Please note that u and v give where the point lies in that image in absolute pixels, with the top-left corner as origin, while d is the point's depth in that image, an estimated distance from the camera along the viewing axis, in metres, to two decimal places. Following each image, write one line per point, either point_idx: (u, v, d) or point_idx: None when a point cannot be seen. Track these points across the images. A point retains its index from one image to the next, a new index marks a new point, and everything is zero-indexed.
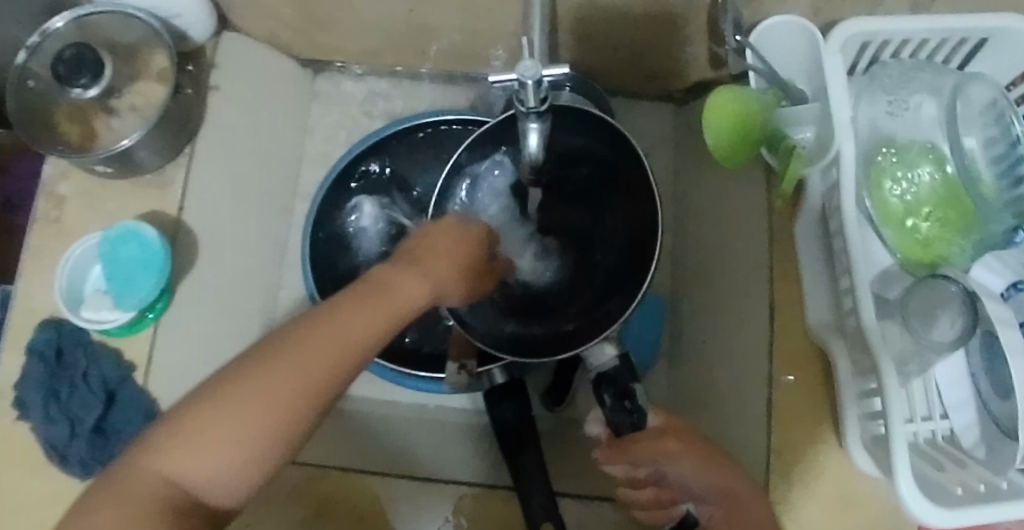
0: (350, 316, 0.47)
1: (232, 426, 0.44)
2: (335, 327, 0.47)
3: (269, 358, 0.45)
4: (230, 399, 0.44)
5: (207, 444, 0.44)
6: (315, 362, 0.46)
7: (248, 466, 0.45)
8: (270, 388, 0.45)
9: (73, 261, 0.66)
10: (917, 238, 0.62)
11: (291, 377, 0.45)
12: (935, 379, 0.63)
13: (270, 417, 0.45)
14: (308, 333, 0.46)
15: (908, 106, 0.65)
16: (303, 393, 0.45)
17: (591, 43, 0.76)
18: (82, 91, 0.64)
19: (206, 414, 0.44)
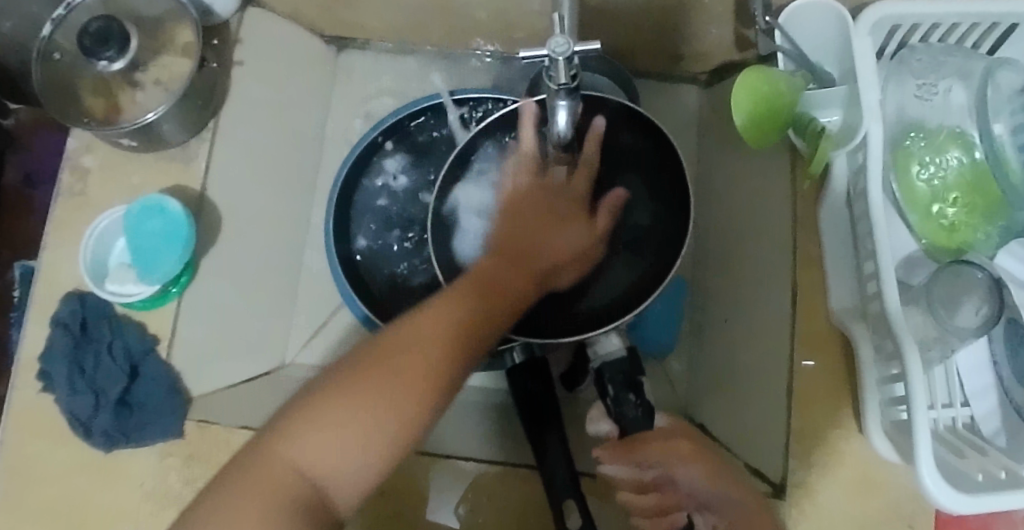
0: (447, 311, 0.54)
1: (360, 419, 0.49)
2: (441, 322, 0.53)
3: (385, 356, 0.51)
4: (345, 395, 0.50)
5: (328, 441, 0.49)
6: (429, 350, 0.52)
7: (369, 462, 0.50)
8: (390, 389, 0.50)
9: (98, 233, 0.66)
10: (943, 224, 0.62)
11: (408, 378, 0.51)
12: (956, 365, 0.62)
13: (396, 413, 0.50)
14: (421, 329, 0.52)
15: (937, 90, 0.64)
16: (422, 386, 0.51)
17: (617, 23, 0.76)
18: (108, 64, 0.65)
19: (331, 410, 0.49)
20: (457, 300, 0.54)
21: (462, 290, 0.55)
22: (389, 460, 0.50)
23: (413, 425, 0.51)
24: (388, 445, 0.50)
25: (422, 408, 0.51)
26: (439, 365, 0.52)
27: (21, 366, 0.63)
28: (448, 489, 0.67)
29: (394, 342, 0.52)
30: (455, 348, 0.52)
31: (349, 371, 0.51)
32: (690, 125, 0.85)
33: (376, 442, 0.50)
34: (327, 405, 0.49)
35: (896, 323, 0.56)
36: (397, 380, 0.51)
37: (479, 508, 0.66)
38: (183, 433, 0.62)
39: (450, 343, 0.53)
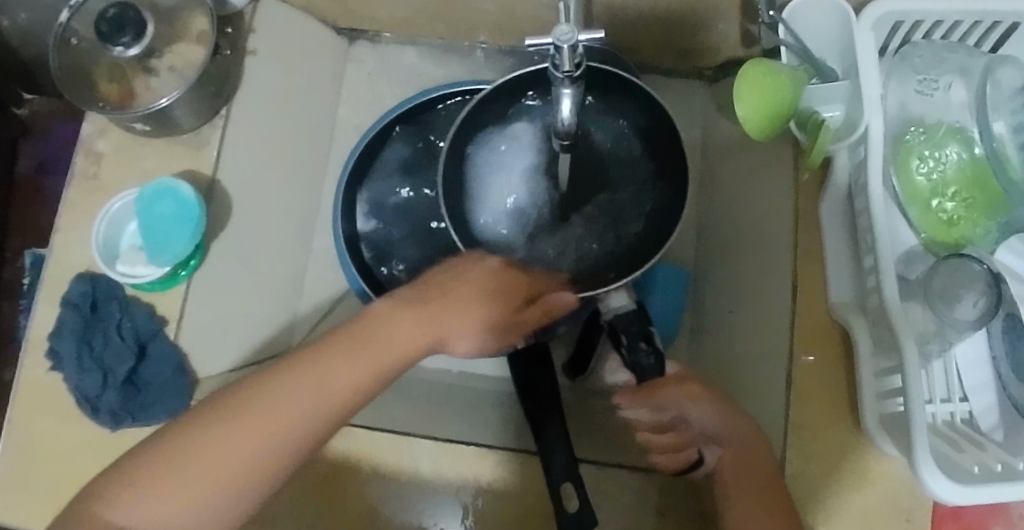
0: (333, 368, 0.52)
1: (200, 475, 0.48)
2: (358, 357, 0.53)
3: (269, 398, 0.50)
4: (184, 448, 0.49)
5: (165, 496, 0.48)
6: (303, 405, 0.51)
7: (209, 518, 0.49)
8: (269, 440, 0.50)
9: (111, 214, 0.67)
10: (942, 218, 0.62)
11: (280, 425, 0.50)
12: (955, 360, 0.62)
13: (270, 462, 0.50)
14: (323, 369, 0.52)
15: (938, 86, 0.65)
16: (278, 448, 0.50)
17: (625, 19, 0.77)
18: (124, 50, 0.66)
19: (200, 460, 0.49)
20: (347, 362, 0.52)
21: (396, 317, 0.55)
22: (235, 517, 0.50)
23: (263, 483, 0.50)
24: (229, 503, 0.49)
25: (296, 457, 0.51)
26: (328, 415, 0.51)
27: (31, 345, 0.65)
28: (453, 470, 0.66)
29: (287, 389, 0.50)
30: (321, 407, 0.51)
31: (224, 415, 0.49)
32: (696, 121, 0.86)
33: (235, 492, 0.49)
34: (167, 459, 0.48)
35: (894, 317, 0.57)
36: (249, 436, 0.49)
37: (480, 493, 0.65)
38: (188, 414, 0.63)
39: (361, 385, 0.52)
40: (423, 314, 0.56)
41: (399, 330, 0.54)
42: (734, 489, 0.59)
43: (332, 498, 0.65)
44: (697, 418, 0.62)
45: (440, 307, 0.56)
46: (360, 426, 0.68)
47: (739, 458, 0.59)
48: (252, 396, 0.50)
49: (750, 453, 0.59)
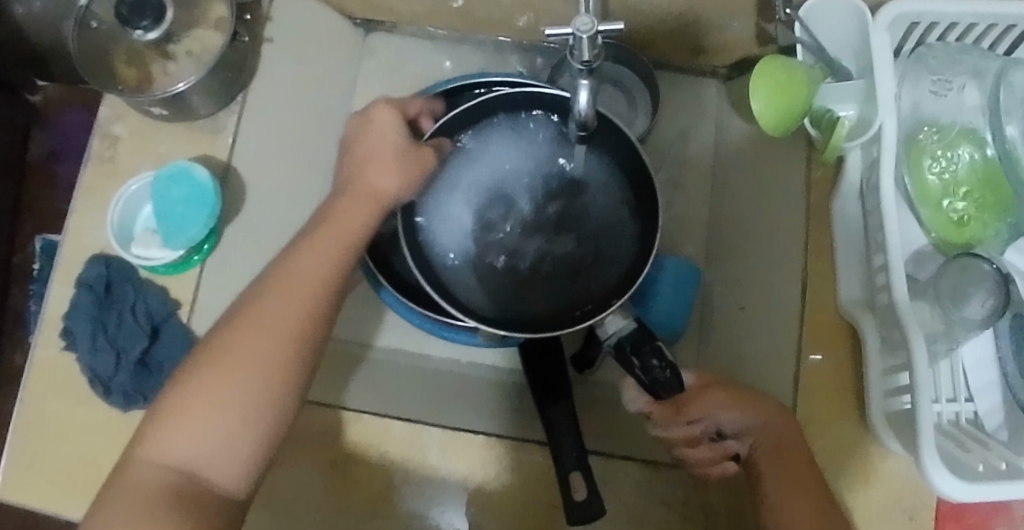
0: (297, 263, 0.54)
1: (220, 395, 0.50)
2: (307, 259, 0.55)
3: (247, 322, 0.52)
4: (197, 375, 0.50)
5: (194, 426, 0.49)
6: (290, 298, 0.53)
7: (239, 427, 0.50)
8: (265, 353, 0.52)
9: (127, 196, 0.68)
10: (954, 218, 0.63)
11: (273, 322, 0.52)
12: (961, 360, 0.62)
13: (273, 381, 0.51)
14: (286, 274, 0.54)
15: (952, 87, 0.65)
16: (284, 344, 0.52)
17: (640, 15, 0.77)
18: (143, 33, 0.66)
19: (199, 396, 0.50)
20: (319, 255, 0.55)
21: (335, 206, 0.58)
22: (269, 419, 0.51)
23: (277, 383, 0.51)
24: (258, 406, 0.51)
25: (292, 371, 0.52)
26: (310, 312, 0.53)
27: (45, 325, 0.65)
28: (459, 461, 0.66)
29: (259, 304, 0.53)
30: (310, 295, 0.54)
31: (211, 350, 0.51)
32: (708, 119, 0.86)
33: (244, 417, 0.50)
34: (184, 387, 0.50)
35: (903, 313, 0.58)
36: (254, 341, 0.52)
37: (487, 484, 0.65)
38: None
39: (328, 273, 0.55)
40: (359, 195, 0.58)
41: (342, 214, 0.57)
42: (767, 453, 0.60)
43: (341, 485, 0.65)
44: (727, 422, 0.61)
45: (364, 198, 0.58)
46: (367, 413, 0.67)
47: (778, 429, 0.59)
48: (230, 327, 0.52)
49: (783, 455, 0.58)
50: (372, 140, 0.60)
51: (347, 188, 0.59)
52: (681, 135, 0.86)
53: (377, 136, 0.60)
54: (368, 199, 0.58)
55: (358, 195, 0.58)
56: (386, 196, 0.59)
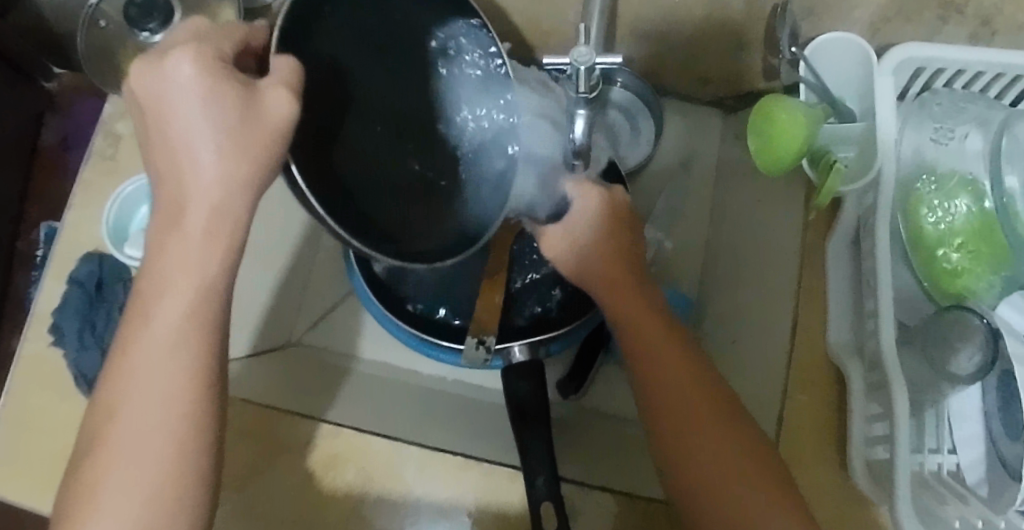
0: (162, 309, 0.44)
1: (127, 481, 0.42)
2: (159, 312, 0.44)
3: (115, 404, 0.43)
4: (97, 467, 0.42)
5: (108, 527, 0.41)
6: (163, 352, 0.43)
7: (163, 507, 0.42)
8: (144, 429, 0.42)
9: (123, 196, 0.69)
10: (946, 267, 0.62)
11: (156, 384, 0.43)
12: (947, 410, 0.61)
13: (166, 458, 0.42)
14: (144, 340, 0.43)
15: (954, 135, 0.65)
16: (175, 403, 0.43)
17: (647, 42, 0.77)
18: (150, 34, 0.66)
19: (85, 507, 0.42)
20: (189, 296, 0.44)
21: (159, 258, 0.44)
22: (193, 484, 0.43)
23: (191, 445, 0.43)
24: (180, 478, 0.43)
25: (187, 435, 0.43)
26: (193, 363, 0.43)
27: (36, 319, 0.67)
28: (436, 480, 0.65)
29: (127, 380, 0.43)
30: (189, 344, 0.43)
31: (89, 452, 0.43)
32: (712, 148, 0.85)
33: (140, 509, 0.42)
34: (83, 485, 0.42)
35: (888, 363, 0.57)
36: (141, 416, 0.43)
37: (459, 505, 0.64)
38: None
39: (198, 317, 0.44)
40: (197, 231, 0.43)
41: (182, 256, 0.43)
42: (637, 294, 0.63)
43: (317, 497, 0.65)
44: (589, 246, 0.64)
45: (214, 224, 0.44)
46: (347, 426, 0.67)
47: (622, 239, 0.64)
48: (102, 410, 0.44)
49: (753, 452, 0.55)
50: (185, 116, 0.42)
51: (173, 217, 0.44)
52: (684, 162, 0.85)
53: (172, 94, 0.42)
54: (211, 229, 0.44)
55: (202, 224, 0.44)
56: (235, 190, 0.43)
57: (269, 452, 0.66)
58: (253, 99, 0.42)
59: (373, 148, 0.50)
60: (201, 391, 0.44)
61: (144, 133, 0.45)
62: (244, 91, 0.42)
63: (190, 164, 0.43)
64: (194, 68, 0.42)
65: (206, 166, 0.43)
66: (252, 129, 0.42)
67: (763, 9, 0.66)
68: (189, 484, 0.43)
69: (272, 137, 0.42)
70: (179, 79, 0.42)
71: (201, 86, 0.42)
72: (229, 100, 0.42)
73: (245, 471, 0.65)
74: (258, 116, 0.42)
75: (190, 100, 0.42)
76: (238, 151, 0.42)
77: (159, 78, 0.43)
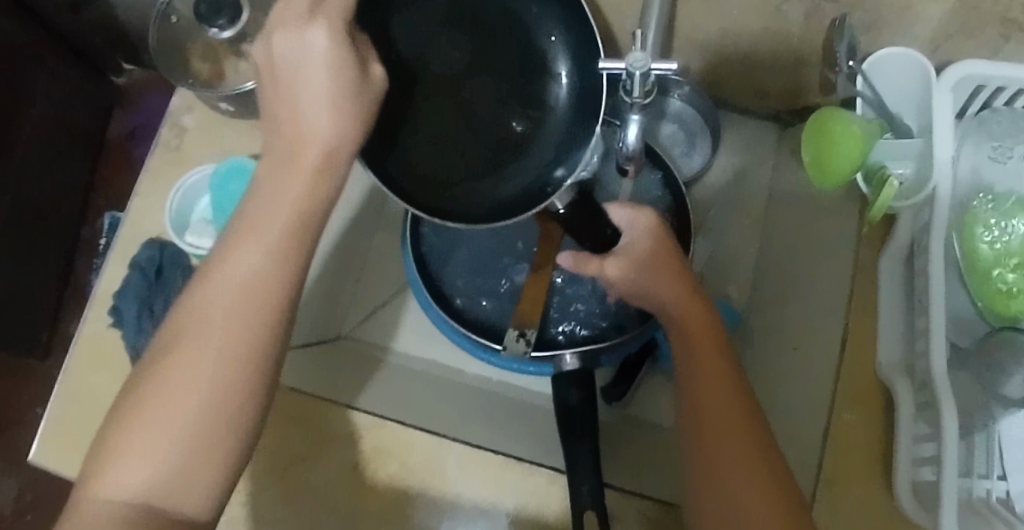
0: (248, 233, 0.46)
1: (192, 379, 0.45)
2: (256, 237, 0.46)
3: (196, 318, 0.46)
4: (173, 364, 0.45)
5: (167, 416, 0.44)
6: (249, 278, 0.46)
7: (219, 409, 0.45)
8: (216, 344, 0.45)
9: (186, 187, 0.71)
10: (1002, 288, 0.61)
11: (236, 301, 0.46)
12: (999, 435, 0.60)
13: (232, 368, 0.45)
14: (230, 264, 0.46)
15: (1013, 154, 0.64)
16: (249, 324, 0.46)
17: (700, 53, 0.77)
18: (219, 32, 0.66)
19: (144, 408, 0.45)
20: (280, 232, 0.46)
21: (264, 196, 0.47)
22: (252, 399, 0.46)
23: (256, 363, 0.46)
24: (241, 387, 0.46)
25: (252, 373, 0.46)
26: (273, 298, 0.46)
27: (98, 300, 0.70)
28: (475, 479, 0.66)
29: (207, 300, 0.46)
30: (276, 270, 0.46)
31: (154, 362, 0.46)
32: (766, 160, 0.85)
33: (193, 430, 0.45)
34: (151, 381, 0.45)
35: (938, 384, 0.57)
36: (217, 326, 0.45)
37: (493, 508, 0.65)
38: None
39: (285, 254, 0.46)
40: (307, 169, 0.46)
41: (285, 191, 0.46)
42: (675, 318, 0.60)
43: (361, 492, 0.66)
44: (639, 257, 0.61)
45: (323, 167, 0.47)
46: (397, 421, 0.68)
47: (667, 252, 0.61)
48: (182, 319, 0.46)
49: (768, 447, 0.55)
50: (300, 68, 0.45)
51: (284, 154, 0.47)
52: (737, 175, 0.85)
53: (286, 52, 0.45)
54: (317, 173, 0.47)
55: (313, 161, 0.46)
56: (340, 156, 0.47)
57: (318, 440, 0.68)
58: (366, 69, 0.47)
59: (454, 89, 0.57)
60: (277, 322, 0.46)
61: (263, 87, 0.47)
62: (360, 68, 0.46)
63: (308, 117, 0.46)
64: (326, 41, 0.45)
65: (321, 121, 0.46)
66: (363, 93, 0.47)
67: (821, 23, 0.66)
68: (240, 416, 0.46)
69: (373, 98, 0.47)
70: (309, 46, 0.45)
71: (331, 53, 0.45)
72: (348, 74, 0.46)
73: (289, 459, 0.67)
74: (370, 83, 0.47)
75: (318, 69, 0.45)
76: (347, 111, 0.46)
77: (293, 39, 0.45)
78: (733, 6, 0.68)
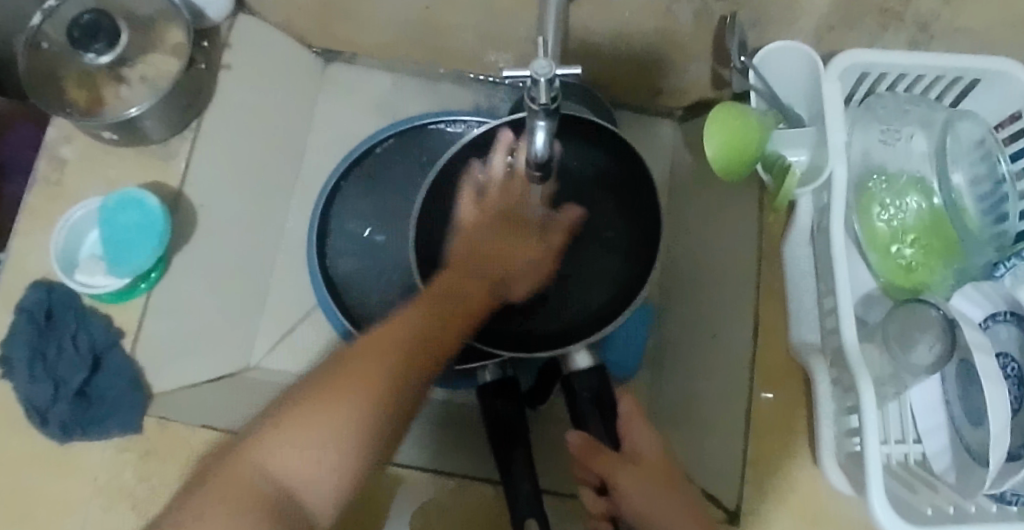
0: (438, 307, 0.52)
1: (345, 406, 0.45)
2: (447, 303, 0.53)
3: (378, 352, 0.48)
4: (330, 388, 0.46)
5: (311, 436, 0.45)
6: (433, 323, 0.50)
7: (359, 439, 0.45)
8: (378, 374, 0.47)
9: (72, 222, 0.65)
10: (901, 263, 0.65)
11: (412, 341, 0.49)
12: (910, 402, 0.63)
13: (375, 406, 0.46)
14: (411, 319, 0.50)
15: (900, 136, 0.68)
16: (410, 365, 0.48)
17: (598, 55, 0.78)
18: (96, 56, 0.64)
19: (293, 423, 0.45)
20: (451, 311, 0.52)
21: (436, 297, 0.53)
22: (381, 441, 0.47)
23: (392, 409, 0.47)
24: (381, 424, 0.46)
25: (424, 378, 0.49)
26: (430, 359, 0.50)
27: None
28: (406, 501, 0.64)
29: (380, 334, 0.48)
30: (453, 331, 0.51)
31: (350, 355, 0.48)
32: (663, 156, 0.87)
33: (355, 433, 0.45)
34: (307, 403, 0.45)
35: (851, 356, 0.59)
36: (385, 362, 0.47)
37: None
38: (141, 430, 0.63)
39: (445, 323, 0.51)
40: (475, 287, 0.55)
41: (423, 314, 0.50)
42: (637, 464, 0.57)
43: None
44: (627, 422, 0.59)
45: (448, 297, 0.53)
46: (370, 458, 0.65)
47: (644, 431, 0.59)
48: (367, 349, 0.48)
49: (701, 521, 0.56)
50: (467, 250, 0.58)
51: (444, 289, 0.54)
52: None
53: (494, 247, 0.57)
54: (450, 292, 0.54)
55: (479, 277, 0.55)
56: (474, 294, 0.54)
57: None
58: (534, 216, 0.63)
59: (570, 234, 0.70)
60: (427, 375, 0.49)
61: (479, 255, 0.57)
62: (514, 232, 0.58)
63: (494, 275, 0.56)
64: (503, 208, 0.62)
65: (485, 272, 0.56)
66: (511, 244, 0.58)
67: (713, 21, 0.68)
68: (394, 418, 0.47)
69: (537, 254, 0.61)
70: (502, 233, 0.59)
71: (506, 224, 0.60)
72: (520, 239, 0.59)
73: None
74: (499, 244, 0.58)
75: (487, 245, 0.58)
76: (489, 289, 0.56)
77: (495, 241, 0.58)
78: (629, 7, 0.69)
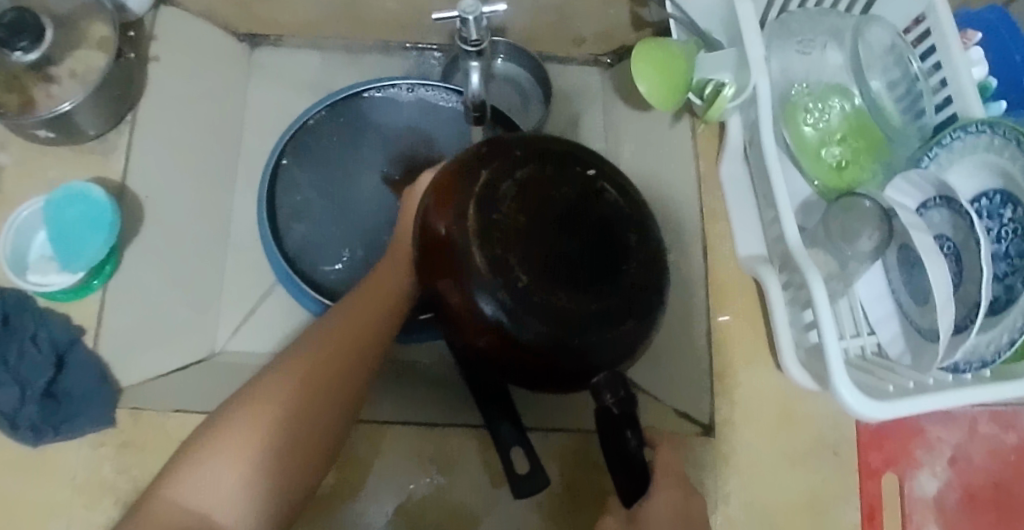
0: (331, 337, 0.55)
1: (245, 437, 0.50)
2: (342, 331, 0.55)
3: (275, 386, 0.52)
4: (231, 420, 0.51)
5: (217, 470, 0.50)
6: (328, 360, 0.53)
7: (263, 468, 0.50)
8: (281, 404, 0.52)
9: (19, 222, 0.65)
10: (831, 164, 0.69)
11: (313, 375, 0.53)
12: (859, 296, 0.67)
13: (278, 436, 0.51)
14: (303, 356, 0.53)
15: (815, 47, 0.72)
16: (303, 402, 0.52)
17: (521, 10, 0.80)
18: (23, 54, 0.63)
19: (200, 456, 0.50)
20: (339, 343, 0.54)
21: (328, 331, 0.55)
22: (284, 475, 0.51)
23: (296, 441, 0.51)
24: (285, 455, 0.51)
25: (302, 449, 0.52)
26: (327, 394, 0.53)
27: None
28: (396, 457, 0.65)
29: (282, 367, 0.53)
30: (342, 366, 0.53)
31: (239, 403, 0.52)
32: None
33: (255, 464, 0.50)
34: (210, 437, 0.51)
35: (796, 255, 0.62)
36: (284, 395, 0.52)
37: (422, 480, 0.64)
38: (115, 422, 0.60)
39: (333, 361, 0.53)
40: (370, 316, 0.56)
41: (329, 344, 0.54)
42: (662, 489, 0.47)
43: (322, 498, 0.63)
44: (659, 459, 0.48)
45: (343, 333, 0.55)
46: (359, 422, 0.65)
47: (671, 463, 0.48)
48: (268, 384, 0.53)
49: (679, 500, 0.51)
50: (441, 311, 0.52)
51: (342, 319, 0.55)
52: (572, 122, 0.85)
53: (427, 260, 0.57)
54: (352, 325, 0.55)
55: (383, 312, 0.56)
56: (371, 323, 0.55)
57: None
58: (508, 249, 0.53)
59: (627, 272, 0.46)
60: (326, 409, 0.53)
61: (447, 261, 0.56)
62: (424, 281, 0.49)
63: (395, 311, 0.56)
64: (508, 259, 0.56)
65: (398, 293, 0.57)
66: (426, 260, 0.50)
67: None
68: (287, 454, 0.51)
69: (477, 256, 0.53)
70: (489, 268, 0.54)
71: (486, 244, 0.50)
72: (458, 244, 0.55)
73: None
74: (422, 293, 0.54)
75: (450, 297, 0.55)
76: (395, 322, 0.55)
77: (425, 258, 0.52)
78: None
